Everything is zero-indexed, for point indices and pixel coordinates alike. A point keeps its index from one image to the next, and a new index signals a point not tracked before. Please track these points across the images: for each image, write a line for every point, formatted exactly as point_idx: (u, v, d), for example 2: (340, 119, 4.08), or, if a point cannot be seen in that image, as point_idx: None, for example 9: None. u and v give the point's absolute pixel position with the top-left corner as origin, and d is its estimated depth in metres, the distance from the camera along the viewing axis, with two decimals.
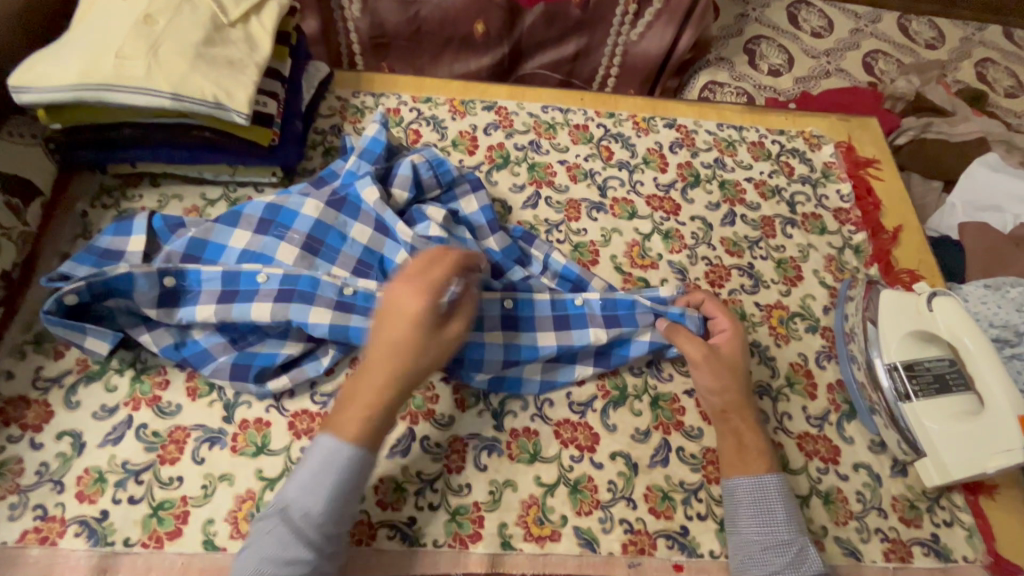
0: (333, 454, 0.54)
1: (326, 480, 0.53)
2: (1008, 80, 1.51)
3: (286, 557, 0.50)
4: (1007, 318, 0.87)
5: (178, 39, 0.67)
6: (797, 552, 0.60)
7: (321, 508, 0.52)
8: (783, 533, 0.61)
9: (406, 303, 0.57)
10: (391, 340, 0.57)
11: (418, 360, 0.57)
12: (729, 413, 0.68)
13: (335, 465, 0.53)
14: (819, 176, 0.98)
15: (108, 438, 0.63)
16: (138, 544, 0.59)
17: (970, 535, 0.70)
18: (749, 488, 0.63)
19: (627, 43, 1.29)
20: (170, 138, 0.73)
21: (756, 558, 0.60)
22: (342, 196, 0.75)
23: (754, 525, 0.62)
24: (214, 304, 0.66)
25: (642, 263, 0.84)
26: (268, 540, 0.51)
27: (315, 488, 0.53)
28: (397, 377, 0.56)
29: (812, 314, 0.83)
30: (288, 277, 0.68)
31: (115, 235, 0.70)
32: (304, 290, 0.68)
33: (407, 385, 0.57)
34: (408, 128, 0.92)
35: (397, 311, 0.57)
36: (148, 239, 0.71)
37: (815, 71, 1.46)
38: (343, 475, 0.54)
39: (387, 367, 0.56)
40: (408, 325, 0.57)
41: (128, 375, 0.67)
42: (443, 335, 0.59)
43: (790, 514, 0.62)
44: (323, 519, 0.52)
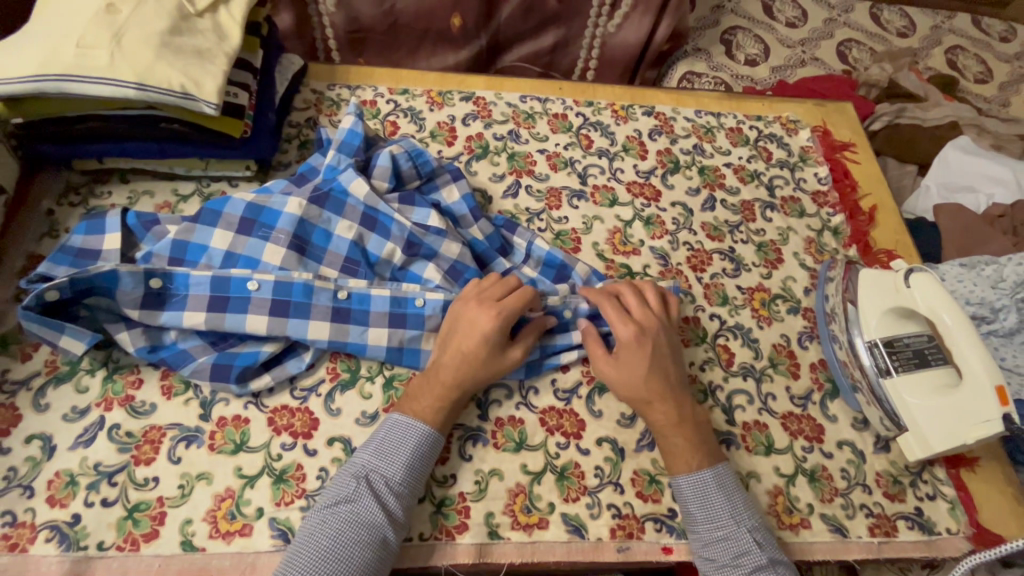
0: (411, 432, 0.61)
1: (406, 452, 0.60)
2: (977, 66, 1.54)
3: (365, 520, 0.56)
4: (983, 294, 0.88)
5: (142, 28, 0.65)
6: (744, 542, 0.60)
7: (399, 477, 0.59)
8: (727, 524, 0.61)
9: (482, 318, 0.64)
10: (467, 350, 0.64)
11: (489, 368, 0.64)
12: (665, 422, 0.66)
13: (410, 440, 0.61)
14: (797, 160, 0.99)
15: (80, 440, 0.61)
16: (113, 548, 0.57)
17: (952, 507, 0.71)
18: (692, 486, 0.63)
19: (605, 35, 1.29)
20: (137, 131, 0.71)
21: (709, 553, 0.61)
22: (325, 190, 0.72)
23: (701, 523, 0.62)
24: (204, 311, 0.64)
25: (624, 250, 0.84)
26: (347, 503, 0.56)
27: (395, 459, 0.59)
28: (464, 381, 0.63)
29: (794, 296, 0.84)
30: (280, 285, 0.66)
31: (88, 233, 0.67)
32: (299, 301, 0.67)
33: (469, 389, 0.64)
34: (386, 119, 0.91)
35: (474, 325, 0.64)
36: (124, 237, 0.69)
37: (790, 60, 1.47)
38: (419, 450, 0.61)
39: (460, 373, 0.63)
40: (486, 339, 0.63)
41: (100, 375, 0.65)
42: (507, 351, 0.65)
43: (730, 503, 0.62)
44: (400, 488, 0.59)
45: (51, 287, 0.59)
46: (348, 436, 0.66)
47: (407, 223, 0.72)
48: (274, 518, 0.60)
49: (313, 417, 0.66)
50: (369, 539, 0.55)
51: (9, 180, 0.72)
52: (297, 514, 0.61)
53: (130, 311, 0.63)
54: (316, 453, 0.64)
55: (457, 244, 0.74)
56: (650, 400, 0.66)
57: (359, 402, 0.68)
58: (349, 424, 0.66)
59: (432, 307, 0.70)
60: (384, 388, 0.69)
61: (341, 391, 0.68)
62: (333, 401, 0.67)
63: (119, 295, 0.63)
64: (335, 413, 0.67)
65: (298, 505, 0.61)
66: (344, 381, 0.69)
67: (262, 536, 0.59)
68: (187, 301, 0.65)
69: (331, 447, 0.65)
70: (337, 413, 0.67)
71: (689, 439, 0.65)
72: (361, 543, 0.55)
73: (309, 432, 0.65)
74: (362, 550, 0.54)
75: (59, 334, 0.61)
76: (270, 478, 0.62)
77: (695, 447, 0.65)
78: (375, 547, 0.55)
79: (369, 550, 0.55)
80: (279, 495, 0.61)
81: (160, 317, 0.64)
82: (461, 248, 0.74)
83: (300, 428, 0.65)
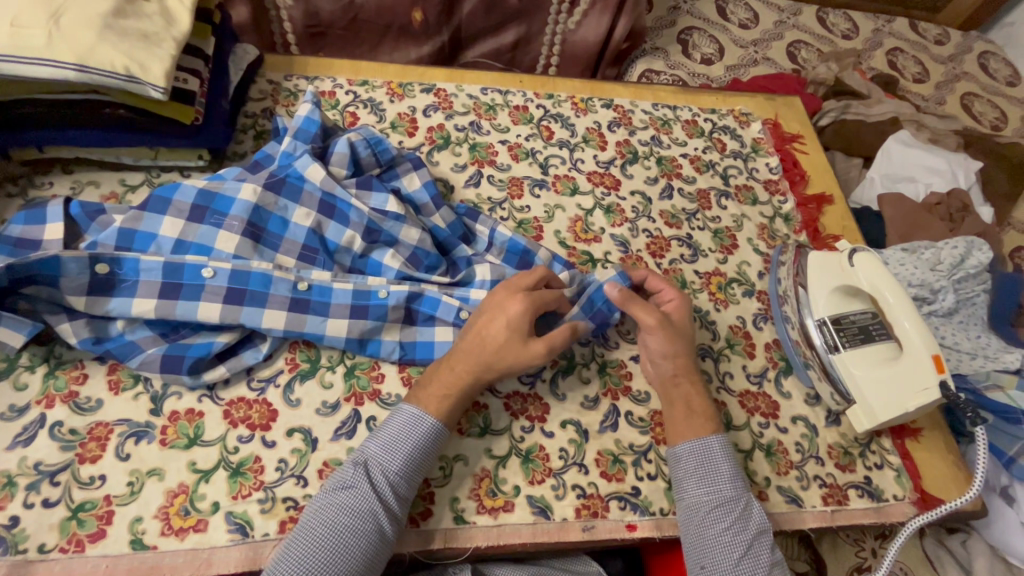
0: (418, 423, 0.60)
1: (405, 443, 0.59)
2: (915, 66, 1.63)
3: (361, 511, 0.54)
4: (923, 277, 0.90)
5: (83, 9, 0.63)
6: (744, 510, 0.61)
7: (398, 467, 0.57)
8: (728, 492, 0.62)
9: (509, 306, 0.64)
10: (489, 337, 0.63)
11: (506, 357, 0.62)
12: (680, 378, 0.69)
13: (417, 435, 0.59)
14: (749, 151, 1.03)
15: (18, 439, 0.58)
16: (55, 550, 0.54)
17: (898, 475, 0.75)
18: (694, 451, 0.64)
19: (565, 32, 1.31)
20: (80, 117, 0.68)
21: (707, 522, 0.61)
22: (281, 177, 0.71)
23: (699, 486, 0.63)
24: (154, 298, 0.62)
25: (585, 237, 0.85)
26: (347, 494, 0.55)
27: (394, 449, 0.58)
28: (479, 368, 0.62)
29: (748, 279, 0.87)
30: (236, 273, 0.65)
31: (28, 224, 0.64)
32: (255, 289, 0.65)
33: (482, 374, 0.62)
34: (345, 110, 0.90)
35: (500, 312, 0.64)
36: (67, 227, 0.66)
37: (744, 59, 1.53)
38: (421, 441, 0.59)
39: (475, 360, 0.62)
40: (510, 326, 0.62)
41: (40, 372, 0.62)
42: (530, 344, 0.63)
43: (733, 473, 0.63)
44: (398, 478, 0.57)
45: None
46: (308, 427, 0.64)
47: (365, 208, 0.71)
48: (230, 512, 0.58)
49: (272, 408, 0.64)
50: (366, 529, 0.54)
51: None
52: (255, 507, 0.59)
53: (75, 302, 0.61)
54: (275, 445, 0.62)
55: (416, 229, 0.73)
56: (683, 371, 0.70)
57: (319, 392, 0.66)
58: (309, 414, 0.65)
59: (396, 297, 0.69)
60: (345, 377, 0.68)
61: (301, 381, 0.67)
62: (292, 392, 0.66)
63: (64, 284, 0.60)
64: (295, 403, 0.65)
65: (256, 498, 0.60)
66: (304, 371, 0.67)
67: (217, 531, 0.57)
68: (136, 290, 0.62)
69: (290, 438, 0.63)
70: (297, 404, 0.65)
71: (695, 412, 0.67)
72: (358, 533, 0.53)
73: (267, 424, 0.64)
74: (359, 541, 0.53)
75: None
76: (227, 472, 0.60)
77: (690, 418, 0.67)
78: (373, 539, 0.54)
79: (368, 541, 0.54)
80: (235, 488, 0.60)
81: (106, 306, 0.62)
82: (421, 233, 0.73)
83: (258, 420, 0.63)
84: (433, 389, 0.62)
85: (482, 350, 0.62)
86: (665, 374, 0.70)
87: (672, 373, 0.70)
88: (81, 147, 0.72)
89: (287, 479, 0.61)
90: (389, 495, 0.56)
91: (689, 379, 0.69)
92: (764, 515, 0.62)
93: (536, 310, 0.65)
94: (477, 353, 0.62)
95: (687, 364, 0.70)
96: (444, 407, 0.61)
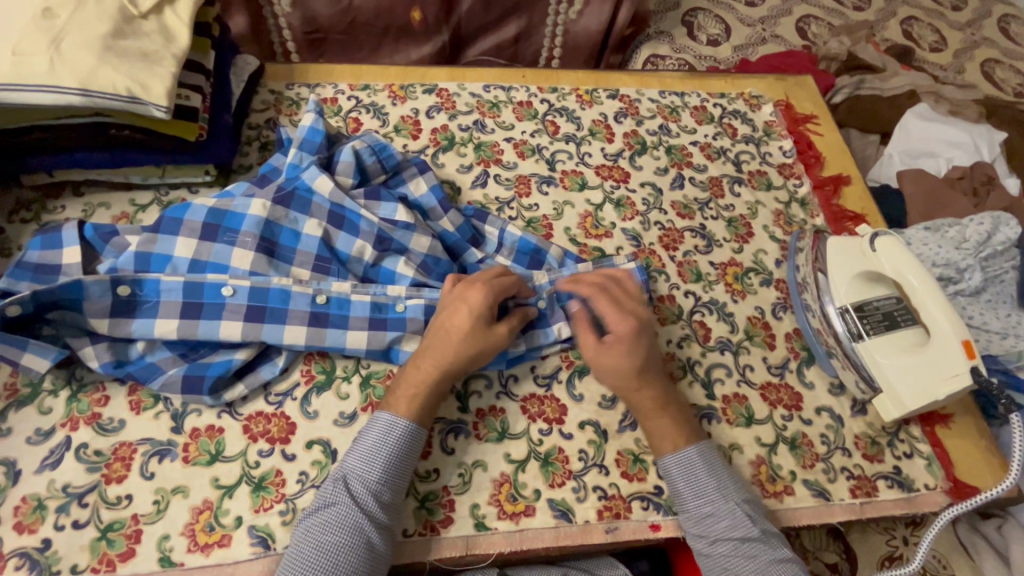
0: (392, 428, 0.59)
1: (383, 451, 0.58)
2: (932, 35, 1.57)
3: (347, 526, 0.54)
4: (948, 256, 0.87)
5: (83, 32, 0.63)
6: (734, 512, 0.61)
7: (379, 476, 0.57)
8: (716, 498, 0.61)
9: (470, 296, 0.65)
10: (452, 330, 0.63)
11: (474, 347, 0.63)
12: (640, 389, 0.66)
13: (392, 441, 0.59)
14: (761, 135, 1.00)
15: (46, 462, 0.59)
16: (87, 570, 0.55)
17: (929, 463, 0.73)
18: (680, 464, 0.63)
19: (567, 22, 1.28)
20: (86, 139, 0.68)
21: (700, 531, 0.61)
22: (290, 190, 0.70)
23: (691, 498, 0.62)
24: (176, 319, 0.63)
25: (596, 233, 0.84)
26: (331, 512, 0.55)
27: (372, 459, 0.58)
28: (446, 361, 0.62)
29: (765, 268, 0.85)
30: (256, 291, 0.65)
31: (44, 249, 0.65)
32: (276, 306, 0.66)
33: (450, 368, 0.62)
34: (348, 116, 0.89)
35: (462, 303, 0.64)
36: (82, 250, 0.66)
37: (752, 38, 1.48)
38: (398, 447, 0.59)
39: (441, 354, 0.62)
40: (473, 315, 0.63)
41: (64, 395, 0.63)
42: (494, 329, 0.64)
43: (718, 477, 0.63)
44: (380, 487, 0.57)
45: (14, 301, 0.57)
46: (327, 438, 0.64)
47: (374, 218, 0.71)
48: (253, 526, 0.59)
49: (290, 421, 0.65)
50: (354, 543, 0.54)
51: None
52: (277, 520, 0.60)
53: (97, 326, 0.62)
54: (295, 458, 0.63)
55: (427, 236, 0.73)
56: (640, 383, 0.66)
57: (336, 403, 0.66)
58: (327, 426, 0.65)
59: (414, 311, 0.69)
60: (361, 387, 0.68)
61: (317, 393, 0.67)
62: (310, 404, 0.66)
63: (87, 309, 0.61)
64: (312, 415, 0.65)
65: (278, 510, 0.60)
66: (320, 383, 0.67)
67: (242, 545, 0.58)
68: (156, 312, 0.63)
69: (310, 451, 0.63)
70: (315, 416, 0.65)
71: (676, 419, 0.66)
72: (347, 548, 0.54)
73: (286, 437, 0.64)
74: (350, 556, 0.53)
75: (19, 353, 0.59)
76: (249, 487, 0.61)
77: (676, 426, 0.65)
78: (364, 551, 0.54)
79: (359, 554, 0.54)
80: (258, 502, 0.60)
81: (128, 328, 0.62)
82: (431, 240, 0.73)
83: (277, 433, 0.64)
84: (402, 391, 0.62)
85: (448, 342, 0.63)
86: (629, 385, 0.66)
87: (637, 383, 0.66)
88: (91, 170, 0.72)
89: (308, 491, 0.61)
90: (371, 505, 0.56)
91: (651, 384, 0.66)
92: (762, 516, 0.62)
93: (497, 297, 0.66)
94: (444, 347, 0.63)
95: (648, 373, 0.67)
96: (414, 407, 0.61)
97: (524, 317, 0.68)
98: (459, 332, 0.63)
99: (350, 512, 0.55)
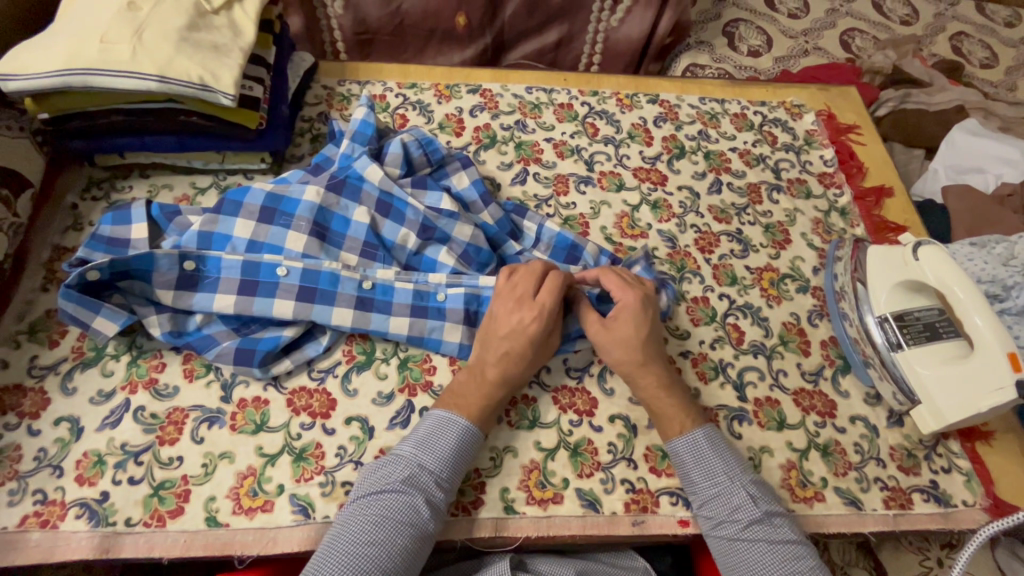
0: (449, 422, 0.62)
1: (444, 443, 0.61)
2: (982, 51, 1.53)
3: (406, 508, 0.56)
4: (993, 272, 0.85)
5: (162, 25, 0.68)
6: (740, 495, 0.61)
7: (433, 466, 0.59)
8: (723, 479, 0.62)
9: (530, 318, 0.65)
10: (516, 353, 0.65)
11: (536, 360, 0.67)
12: (647, 366, 0.66)
13: (448, 434, 0.61)
14: (802, 143, 1.00)
15: (106, 421, 0.63)
16: (140, 524, 0.59)
17: (968, 479, 0.72)
18: (688, 447, 0.64)
19: (608, 30, 1.31)
20: (157, 124, 0.73)
21: (707, 513, 0.62)
22: (342, 178, 0.74)
23: (699, 480, 0.63)
24: (234, 294, 0.66)
25: (632, 233, 0.85)
26: (384, 495, 0.57)
27: (433, 449, 0.60)
28: (515, 376, 0.65)
29: (802, 275, 0.85)
30: (308, 272, 0.68)
31: (115, 223, 0.69)
32: (325, 288, 0.69)
33: (518, 383, 0.66)
34: (395, 113, 0.93)
35: (521, 326, 0.65)
36: (150, 228, 0.71)
37: (794, 50, 1.47)
38: (453, 441, 0.61)
39: (511, 371, 0.65)
40: (534, 338, 0.65)
41: (124, 360, 0.67)
42: (550, 339, 0.68)
43: (724, 460, 0.63)
44: (439, 478, 0.59)
45: (92, 267, 0.62)
46: (365, 416, 0.67)
47: (420, 206, 0.74)
48: (294, 494, 0.62)
49: (331, 397, 0.67)
50: (405, 528, 0.55)
51: (38, 176, 0.74)
52: (317, 490, 0.62)
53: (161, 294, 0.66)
54: (335, 432, 0.65)
55: (469, 225, 0.75)
56: (644, 362, 0.66)
57: (375, 383, 0.69)
58: (366, 404, 0.68)
59: (454, 300, 0.72)
60: (399, 368, 0.70)
61: (357, 372, 0.69)
62: (350, 382, 0.69)
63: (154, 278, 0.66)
64: (352, 393, 0.68)
65: (317, 481, 0.63)
66: (360, 362, 0.70)
67: (283, 511, 0.61)
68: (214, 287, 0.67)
69: (349, 426, 0.66)
70: (354, 393, 0.68)
71: (680, 402, 0.66)
72: (403, 530, 0.55)
73: (326, 412, 0.67)
74: (404, 538, 0.55)
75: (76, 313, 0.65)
76: (290, 456, 0.64)
77: (681, 407, 0.66)
78: (413, 536, 0.55)
79: (408, 539, 0.55)
80: (298, 472, 0.63)
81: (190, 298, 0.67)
82: (473, 230, 0.75)
83: (319, 408, 0.67)
84: (470, 404, 0.63)
85: (515, 364, 0.65)
86: (634, 362, 0.66)
87: (641, 362, 0.66)
88: (157, 153, 0.77)
89: (346, 465, 0.64)
90: (424, 494, 0.58)
91: (654, 361, 0.67)
92: (771, 501, 0.61)
93: (555, 313, 0.66)
94: (513, 367, 0.65)
95: (653, 351, 0.67)
96: (487, 414, 0.64)
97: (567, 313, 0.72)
98: (525, 354, 0.65)
99: (402, 499, 0.57)
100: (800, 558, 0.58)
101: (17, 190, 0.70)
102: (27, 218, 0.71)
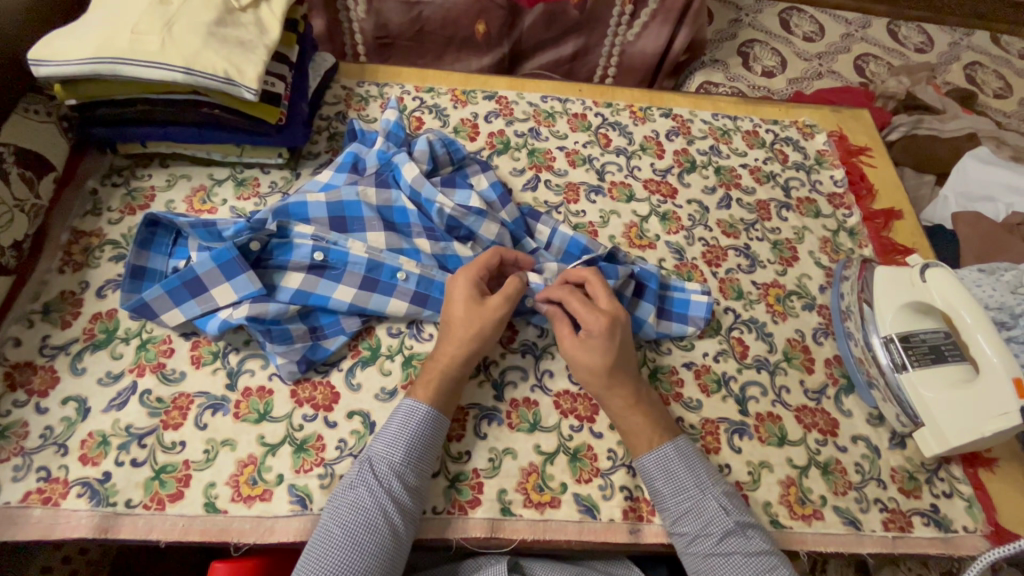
0: (413, 414, 0.62)
1: (408, 437, 0.61)
2: (996, 81, 1.54)
3: (373, 504, 0.56)
4: (1001, 300, 0.84)
5: (192, 20, 0.70)
6: (714, 508, 0.61)
7: (401, 459, 0.59)
8: (695, 492, 0.62)
9: (455, 285, 0.68)
10: (452, 317, 0.67)
11: (476, 325, 0.66)
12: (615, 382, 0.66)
13: (413, 426, 0.61)
14: (813, 163, 1.01)
15: (113, 403, 0.64)
16: (140, 506, 0.59)
17: (970, 505, 0.71)
18: (657, 462, 0.63)
19: (624, 44, 1.33)
20: (179, 116, 0.75)
21: (681, 530, 0.61)
22: (387, 175, 0.80)
23: (669, 498, 0.63)
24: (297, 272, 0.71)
25: (640, 243, 0.86)
26: (353, 492, 0.58)
27: (396, 442, 0.60)
28: (460, 346, 0.65)
29: (809, 292, 0.85)
30: (341, 254, 0.72)
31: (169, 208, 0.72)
32: (387, 280, 0.73)
33: (464, 352, 0.65)
34: (412, 115, 0.94)
35: (450, 295, 0.68)
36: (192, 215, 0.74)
37: (808, 72, 1.49)
38: (418, 432, 0.61)
39: (451, 341, 0.66)
40: (462, 300, 0.67)
41: (134, 343, 0.68)
42: (488, 302, 0.67)
43: (695, 470, 0.63)
44: (403, 470, 0.59)
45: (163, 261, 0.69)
46: (367, 410, 0.67)
47: (449, 205, 0.75)
48: (293, 484, 0.62)
49: (334, 390, 0.68)
50: (377, 523, 0.56)
51: (61, 160, 0.76)
52: (315, 482, 0.62)
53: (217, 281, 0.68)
54: (336, 425, 0.66)
55: (496, 224, 0.78)
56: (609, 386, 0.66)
57: (378, 378, 0.70)
58: (368, 399, 0.68)
59: None
60: (403, 365, 0.71)
61: (362, 367, 0.70)
62: (354, 376, 0.69)
63: (245, 267, 0.68)
64: (355, 387, 0.69)
65: (317, 473, 0.63)
66: (365, 358, 0.71)
67: (281, 501, 0.61)
68: (296, 283, 0.71)
69: (350, 420, 0.66)
70: (358, 388, 0.69)
71: (646, 418, 0.66)
72: (372, 526, 0.55)
73: (330, 405, 0.67)
74: (373, 535, 0.55)
75: (172, 305, 0.67)
76: (291, 447, 0.64)
77: (650, 422, 0.65)
78: (385, 530, 0.56)
79: (381, 533, 0.56)
80: (299, 462, 0.63)
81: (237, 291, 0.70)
82: (500, 229, 0.78)
83: (322, 401, 0.67)
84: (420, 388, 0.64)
85: (453, 333, 0.66)
86: (604, 381, 0.66)
87: (608, 384, 0.66)
88: (179, 143, 0.79)
89: (346, 458, 0.64)
90: (392, 488, 0.58)
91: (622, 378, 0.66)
92: (743, 509, 0.62)
93: (476, 276, 0.69)
94: (451, 339, 0.66)
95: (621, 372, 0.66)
96: (436, 386, 0.64)
97: (523, 284, 0.69)
98: (461, 320, 0.66)
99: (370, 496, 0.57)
100: (772, 569, 0.58)
101: (41, 172, 0.71)
102: (49, 201, 0.73)
